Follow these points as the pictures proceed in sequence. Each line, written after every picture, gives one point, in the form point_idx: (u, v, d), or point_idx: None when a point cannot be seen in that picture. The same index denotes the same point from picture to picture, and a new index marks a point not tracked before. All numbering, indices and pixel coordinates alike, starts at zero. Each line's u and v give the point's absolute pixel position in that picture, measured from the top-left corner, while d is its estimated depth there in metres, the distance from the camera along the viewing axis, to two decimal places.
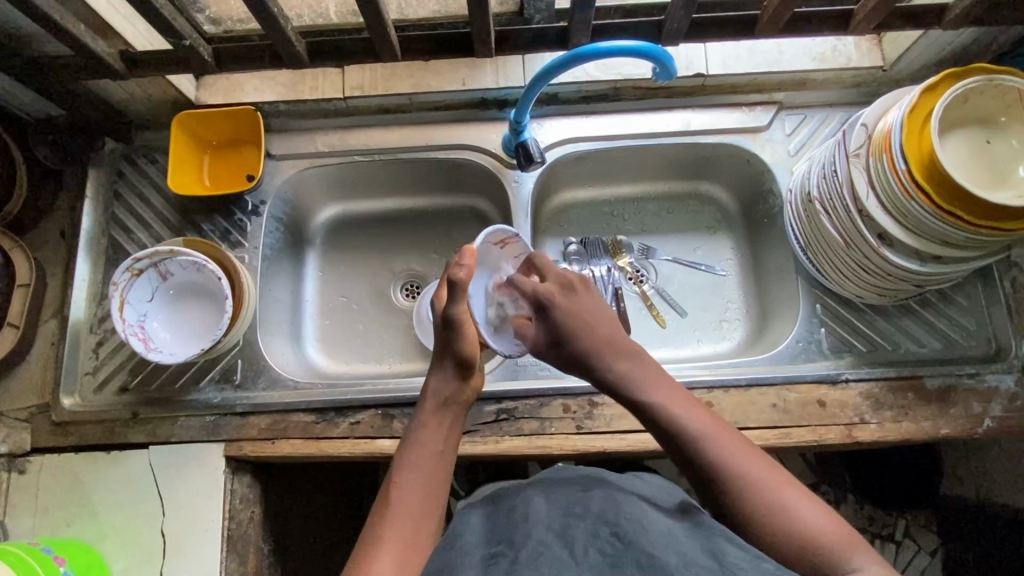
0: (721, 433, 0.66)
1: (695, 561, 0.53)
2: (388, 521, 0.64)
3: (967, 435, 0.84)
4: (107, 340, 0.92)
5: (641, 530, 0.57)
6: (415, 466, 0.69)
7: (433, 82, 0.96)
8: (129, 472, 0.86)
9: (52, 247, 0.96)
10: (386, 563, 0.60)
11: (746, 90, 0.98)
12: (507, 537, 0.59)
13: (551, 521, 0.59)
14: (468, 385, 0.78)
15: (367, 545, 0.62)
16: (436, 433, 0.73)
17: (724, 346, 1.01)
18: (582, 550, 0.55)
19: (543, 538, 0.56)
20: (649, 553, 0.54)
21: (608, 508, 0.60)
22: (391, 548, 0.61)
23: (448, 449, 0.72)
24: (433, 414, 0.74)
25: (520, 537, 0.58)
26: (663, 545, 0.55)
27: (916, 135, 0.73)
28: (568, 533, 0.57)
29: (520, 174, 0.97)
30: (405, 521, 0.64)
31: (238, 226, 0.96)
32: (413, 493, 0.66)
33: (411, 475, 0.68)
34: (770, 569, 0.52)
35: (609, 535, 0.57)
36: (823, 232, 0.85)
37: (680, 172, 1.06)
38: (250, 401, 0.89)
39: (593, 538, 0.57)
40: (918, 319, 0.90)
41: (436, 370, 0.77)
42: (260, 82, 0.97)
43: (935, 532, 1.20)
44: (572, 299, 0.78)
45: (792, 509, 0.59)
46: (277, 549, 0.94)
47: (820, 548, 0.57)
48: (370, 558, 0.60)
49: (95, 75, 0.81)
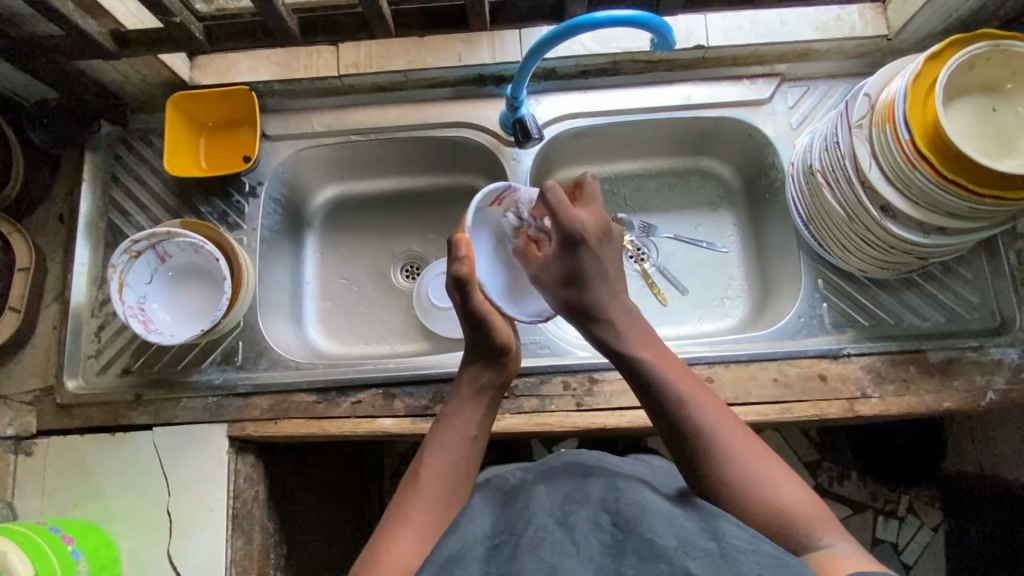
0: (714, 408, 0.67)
1: (695, 542, 0.53)
2: (413, 504, 0.65)
3: (969, 407, 0.84)
4: (109, 323, 0.92)
5: (640, 512, 0.56)
6: (445, 452, 0.70)
7: (429, 59, 0.94)
8: (133, 453, 0.87)
9: (51, 232, 0.95)
10: (408, 546, 0.62)
11: (748, 62, 0.96)
12: (509, 526, 0.59)
13: (551, 508, 0.59)
14: (503, 372, 0.78)
15: (390, 525, 0.64)
16: (469, 418, 0.74)
17: (725, 323, 1.00)
18: (583, 537, 0.55)
19: (543, 524, 0.56)
20: (650, 536, 0.53)
21: (608, 494, 0.60)
22: (412, 531, 0.63)
23: (480, 437, 0.73)
24: (469, 401, 0.75)
25: (521, 525, 0.58)
26: (663, 526, 0.55)
27: (920, 102, 0.72)
28: (568, 520, 0.57)
29: (518, 151, 0.96)
30: (429, 501, 0.66)
31: (236, 208, 0.96)
32: (442, 476, 0.68)
33: (441, 460, 0.69)
34: (769, 549, 0.53)
35: (610, 522, 0.56)
36: (825, 205, 0.84)
37: (681, 147, 1.04)
38: (252, 382, 0.89)
39: (594, 525, 0.56)
40: (921, 292, 0.89)
41: (468, 357, 0.78)
42: (254, 61, 0.96)
43: (938, 508, 1.21)
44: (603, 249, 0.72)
45: (768, 484, 0.62)
46: (282, 528, 0.95)
47: (794, 527, 0.59)
48: (393, 535, 0.62)
49: (85, 57, 0.80)
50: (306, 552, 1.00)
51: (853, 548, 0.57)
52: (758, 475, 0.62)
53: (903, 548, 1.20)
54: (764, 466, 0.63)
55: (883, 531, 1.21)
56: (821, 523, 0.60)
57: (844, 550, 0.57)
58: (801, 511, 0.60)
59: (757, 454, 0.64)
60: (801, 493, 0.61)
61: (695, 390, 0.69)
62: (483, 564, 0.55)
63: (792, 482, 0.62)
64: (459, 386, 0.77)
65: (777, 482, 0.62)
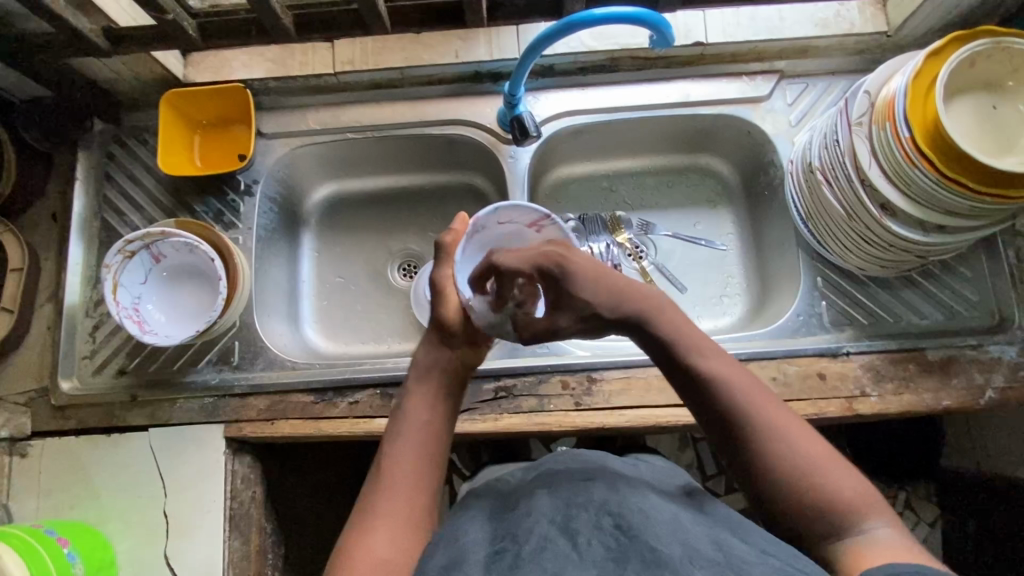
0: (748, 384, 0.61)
1: (700, 552, 0.53)
2: (379, 499, 0.63)
3: (969, 405, 0.84)
4: (104, 324, 0.91)
5: (645, 518, 0.56)
6: (403, 440, 0.67)
7: (426, 56, 0.93)
8: (129, 454, 0.86)
9: (44, 231, 0.94)
10: (379, 542, 0.59)
11: (747, 58, 0.96)
12: (511, 532, 0.59)
13: (554, 514, 0.58)
14: (460, 351, 0.74)
15: (360, 522, 0.62)
16: (424, 404, 0.70)
17: (724, 322, 1.00)
18: (585, 544, 0.54)
19: (546, 533, 0.56)
20: (655, 543, 0.53)
21: (611, 498, 0.59)
22: (382, 527, 0.61)
23: (436, 420, 0.70)
24: (420, 385, 0.71)
25: (524, 533, 0.57)
26: (668, 533, 0.55)
27: (920, 100, 0.71)
28: (571, 527, 0.56)
29: (516, 149, 0.95)
30: (395, 493, 0.63)
31: (231, 207, 0.95)
32: (402, 466, 0.65)
33: (400, 449, 0.66)
34: (777, 560, 0.52)
35: (612, 526, 0.56)
36: (825, 203, 0.84)
37: (680, 144, 1.04)
38: (248, 382, 0.89)
39: (596, 529, 0.56)
40: (920, 290, 0.89)
41: (424, 340, 0.75)
42: (249, 58, 0.94)
43: (935, 504, 1.21)
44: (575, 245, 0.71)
45: (813, 468, 0.57)
46: (280, 528, 0.95)
47: (843, 512, 0.55)
48: (363, 532, 0.60)
49: (77, 54, 0.79)
50: (304, 551, 1.00)
51: (893, 536, 0.54)
52: (803, 457, 0.57)
53: None
54: (810, 447, 0.58)
55: None
56: (869, 507, 0.56)
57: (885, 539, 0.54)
58: (851, 497, 0.56)
59: (801, 434, 0.59)
60: (849, 477, 0.57)
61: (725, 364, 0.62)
62: (484, 569, 0.55)
63: (839, 464, 0.57)
64: (412, 371, 0.73)
65: (823, 465, 0.57)
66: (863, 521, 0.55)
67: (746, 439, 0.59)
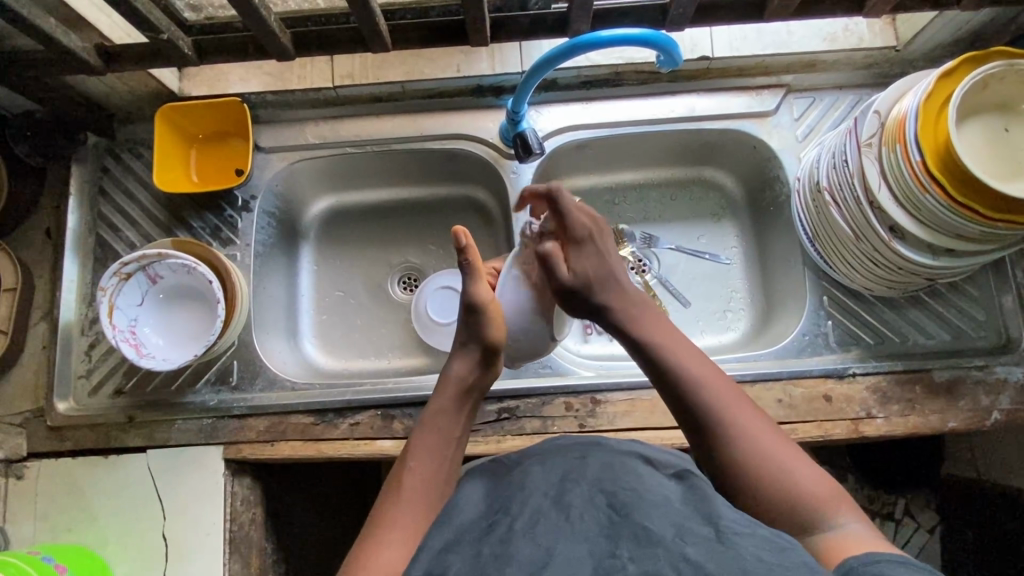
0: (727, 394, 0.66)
1: (691, 529, 0.51)
2: (401, 506, 0.64)
3: (974, 427, 0.83)
4: (100, 342, 0.90)
5: (637, 497, 0.55)
6: (430, 455, 0.68)
7: (427, 69, 0.92)
8: (126, 476, 0.85)
9: (37, 247, 0.93)
10: (396, 549, 0.59)
11: (753, 73, 0.94)
12: (504, 505, 0.59)
13: (547, 489, 0.58)
14: (489, 373, 0.76)
15: (377, 528, 0.62)
16: (453, 418, 0.72)
17: (727, 337, 0.99)
18: (577, 517, 0.54)
19: (539, 506, 0.56)
20: (646, 522, 0.52)
21: (605, 476, 0.59)
22: (402, 535, 0.61)
23: (463, 440, 0.72)
24: (451, 402, 0.73)
25: (517, 505, 0.57)
26: (659, 512, 0.53)
27: (932, 123, 0.70)
28: (563, 501, 0.56)
29: (518, 165, 0.94)
30: (415, 506, 0.64)
31: (229, 223, 0.93)
32: (427, 480, 0.66)
33: (427, 462, 0.68)
34: (766, 533, 0.50)
35: (606, 503, 0.55)
36: (832, 224, 0.83)
37: (684, 157, 1.02)
38: (247, 404, 0.87)
39: (590, 506, 0.55)
40: (926, 310, 0.88)
41: (459, 356, 0.75)
42: (245, 71, 0.93)
43: (934, 509, 1.21)
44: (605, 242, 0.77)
45: (780, 470, 0.60)
46: (280, 546, 0.94)
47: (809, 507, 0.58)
48: (381, 540, 0.60)
49: (66, 71, 0.77)
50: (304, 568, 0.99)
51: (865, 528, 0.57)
52: (767, 451, 0.62)
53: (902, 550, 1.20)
54: (780, 453, 0.62)
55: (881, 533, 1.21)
56: (839, 501, 0.59)
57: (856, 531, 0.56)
58: (812, 490, 0.59)
59: (779, 443, 0.63)
60: (819, 477, 0.60)
61: (707, 375, 0.67)
62: (476, 545, 0.55)
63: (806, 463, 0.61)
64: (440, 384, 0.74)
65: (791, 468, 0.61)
66: (835, 516, 0.58)
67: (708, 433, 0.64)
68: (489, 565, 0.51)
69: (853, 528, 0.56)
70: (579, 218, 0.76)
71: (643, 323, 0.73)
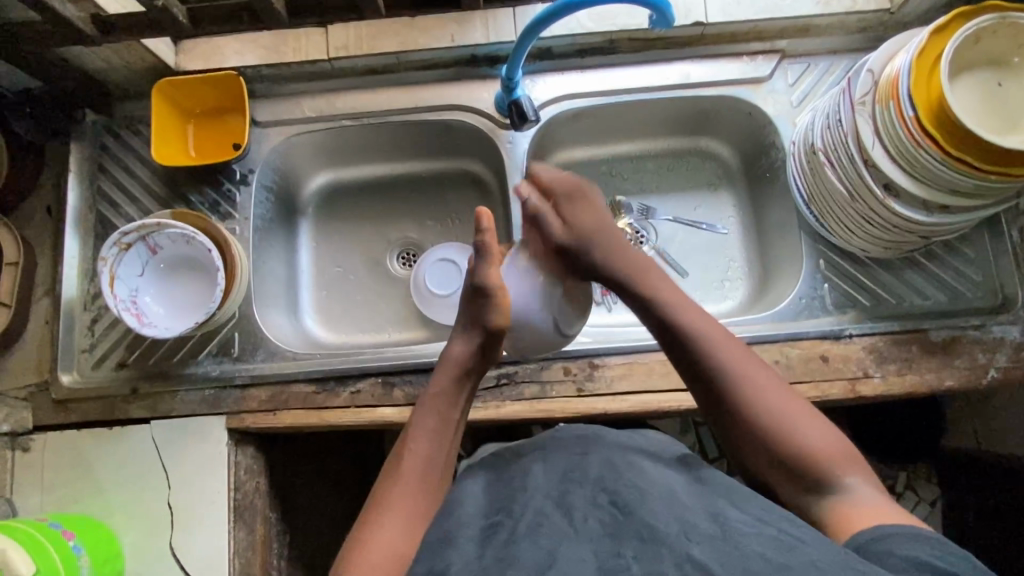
0: (738, 355, 0.66)
1: (695, 525, 0.53)
2: (397, 489, 0.65)
3: (970, 386, 0.84)
4: (102, 316, 0.91)
5: (640, 493, 0.57)
6: (427, 440, 0.69)
7: (421, 40, 0.92)
8: (131, 447, 0.86)
9: (39, 224, 0.93)
10: (396, 532, 0.61)
11: (747, 38, 0.94)
12: (506, 506, 0.61)
13: (550, 490, 0.60)
14: (488, 357, 0.76)
15: (376, 511, 0.63)
16: (451, 401, 0.72)
17: (725, 306, 1.00)
18: (581, 521, 0.56)
19: (542, 509, 0.58)
20: (650, 520, 0.53)
21: (606, 473, 0.61)
22: (400, 518, 0.63)
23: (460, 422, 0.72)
24: (450, 386, 0.72)
25: (519, 507, 0.59)
26: (663, 507, 0.55)
27: (924, 78, 0.70)
28: (566, 503, 0.58)
29: (514, 134, 0.94)
30: (410, 489, 0.65)
31: (227, 197, 0.94)
32: (425, 465, 0.67)
33: (425, 445, 0.68)
34: (773, 531, 0.52)
35: (608, 502, 0.57)
36: (827, 184, 0.83)
37: (680, 127, 1.02)
38: (250, 373, 0.88)
39: (593, 506, 0.57)
40: (922, 271, 0.88)
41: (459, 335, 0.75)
42: (241, 45, 0.93)
43: (936, 483, 1.22)
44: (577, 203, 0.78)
45: (791, 427, 0.62)
46: (284, 517, 0.95)
47: (816, 465, 0.60)
48: (379, 523, 0.62)
49: (64, 42, 0.77)
50: (307, 541, 1.00)
51: (874, 491, 0.58)
52: (783, 415, 0.62)
53: None
54: (791, 412, 0.63)
55: None
56: (848, 463, 0.60)
57: (864, 493, 0.58)
58: (817, 446, 0.60)
59: (790, 402, 0.63)
60: (829, 435, 0.61)
61: (715, 335, 0.68)
62: (478, 545, 0.56)
63: (813, 421, 0.62)
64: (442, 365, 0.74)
65: (802, 426, 0.62)
66: (844, 477, 0.59)
67: (720, 395, 0.65)
68: (493, 568, 0.52)
69: (861, 492, 0.58)
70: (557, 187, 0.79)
71: (658, 282, 0.74)
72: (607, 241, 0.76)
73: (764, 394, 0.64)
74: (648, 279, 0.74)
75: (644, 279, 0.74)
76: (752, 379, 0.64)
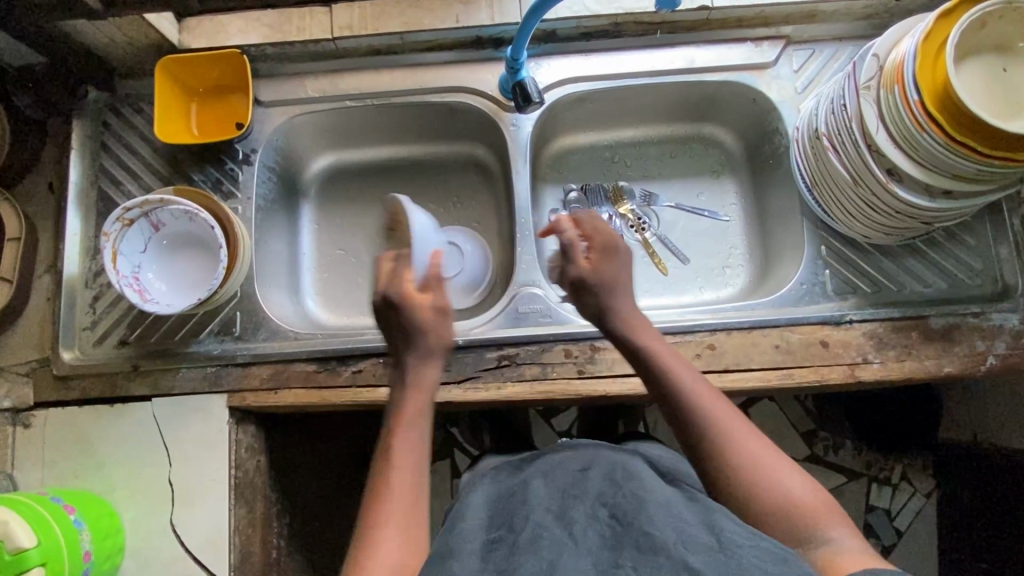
0: (722, 409, 0.65)
1: (693, 536, 0.54)
2: (380, 517, 0.60)
3: (969, 373, 0.84)
4: (104, 294, 0.91)
5: (638, 504, 0.58)
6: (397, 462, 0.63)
7: (426, 20, 0.91)
8: (132, 424, 0.86)
9: (40, 201, 0.93)
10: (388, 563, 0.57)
11: (753, 24, 0.94)
12: (506, 522, 0.61)
13: (550, 504, 0.61)
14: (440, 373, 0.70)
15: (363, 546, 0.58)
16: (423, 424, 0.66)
17: (726, 293, 1.00)
18: (581, 530, 0.57)
19: (542, 521, 0.58)
20: (648, 528, 0.55)
21: (605, 488, 0.62)
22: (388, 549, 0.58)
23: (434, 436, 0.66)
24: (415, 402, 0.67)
25: (521, 521, 0.59)
26: (661, 518, 0.56)
27: (930, 63, 0.70)
28: (567, 516, 0.58)
29: (518, 117, 0.94)
30: (399, 514, 0.60)
31: (230, 175, 0.93)
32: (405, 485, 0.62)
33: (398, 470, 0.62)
34: (768, 542, 0.53)
35: (608, 515, 0.58)
36: (830, 168, 0.83)
37: (684, 113, 1.02)
38: (251, 352, 0.88)
39: (593, 519, 0.58)
40: (923, 259, 0.89)
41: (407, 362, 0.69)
42: (245, 23, 0.93)
43: (931, 475, 1.24)
44: (616, 265, 0.74)
45: (771, 485, 0.61)
46: (286, 496, 0.96)
47: (799, 518, 0.60)
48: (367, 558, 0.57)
49: (67, 16, 0.76)
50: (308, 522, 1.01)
51: (856, 542, 0.58)
52: (761, 472, 0.62)
53: (897, 513, 1.23)
54: (766, 461, 0.63)
55: (877, 498, 1.24)
56: (829, 515, 0.60)
57: (849, 545, 0.57)
58: (801, 501, 0.60)
59: (767, 455, 0.63)
60: (806, 487, 0.61)
61: (704, 394, 0.66)
62: (481, 557, 0.56)
63: (787, 467, 0.63)
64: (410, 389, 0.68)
65: (780, 482, 0.61)
66: (827, 528, 0.59)
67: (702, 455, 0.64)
68: None
69: (845, 542, 0.58)
70: (604, 236, 0.76)
71: (641, 332, 0.72)
72: (626, 301, 0.74)
73: (742, 450, 0.63)
74: (636, 330, 0.72)
75: (632, 329, 0.72)
76: (728, 431, 0.64)
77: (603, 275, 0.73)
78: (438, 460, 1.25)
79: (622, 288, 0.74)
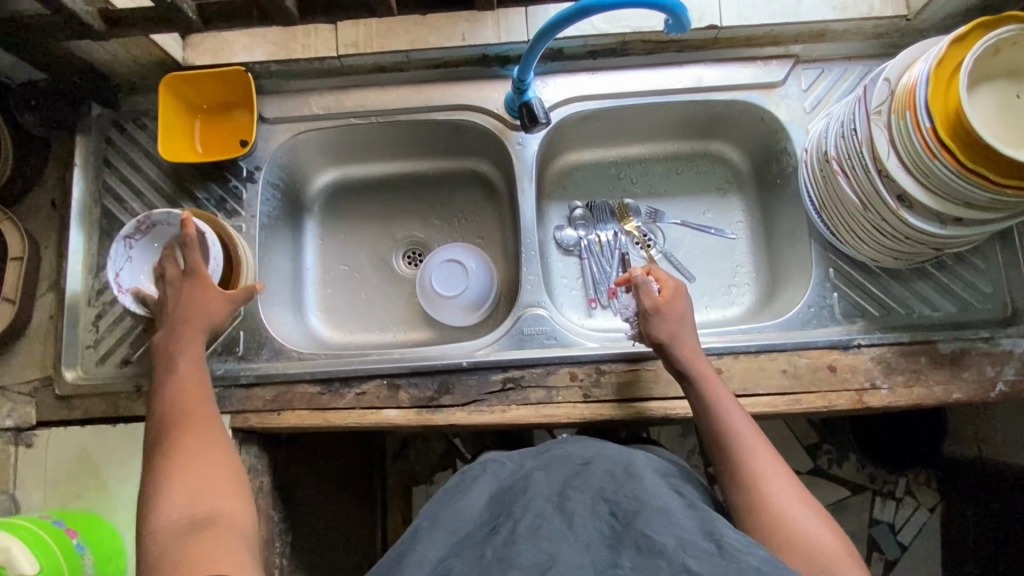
0: (759, 447, 0.70)
1: (693, 541, 0.53)
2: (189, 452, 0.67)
3: (978, 399, 0.83)
4: (107, 312, 0.90)
5: (640, 505, 0.58)
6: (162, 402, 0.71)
7: (432, 38, 0.91)
8: (134, 445, 0.86)
9: (43, 218, 0.93)
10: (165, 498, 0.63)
11: (762, 42, 0.93)
12: (506, 508, 0.61)
13: (550, 494, 0.61)
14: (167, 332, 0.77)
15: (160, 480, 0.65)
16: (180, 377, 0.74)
17: (732, 312, 0.99)
18: (580, 523, 0.57)
19: (542, 511, 0.58)
20: (647, 531, 0.54)
21: (607, 483, 0.61)
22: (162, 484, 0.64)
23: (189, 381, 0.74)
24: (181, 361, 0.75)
25: (519, 508, 0.59)
26: (662, 523, 0.55)
27: (943, 89, 0.69)
28: (566, 506, 0.58)
29: (523, 136, 0.93)
30: (200, 450, 0.68)
31: (234, 194, 0.93)
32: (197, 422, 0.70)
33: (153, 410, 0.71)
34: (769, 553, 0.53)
35: (608, 512, 0.58)
36: (839, 192, 0.82)
37: (691, 130, 1.02)
38: (254, 373, 0.88)
39: (593, 513, 0.58)
40: (932, 282, 0.88)
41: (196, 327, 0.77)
42: (250, 40, 0.92)
43: (934, 487, 1.22)
44: (677, 305, 0.79)
45: (795, 524, 0.63)
46: (288, 515, 0.95)
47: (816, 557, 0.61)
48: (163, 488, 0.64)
49: (70, 37, 0.76)
50: (309, 539, 1.00)
51: None
52: (786, 509, 0.65)
53: (901, 528, 1.22)
54: (791, 501, 0.65)
55: (881, 511, 1.23)
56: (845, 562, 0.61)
57: None
58: (821, 543, 0.62)
59: (795, 497, 0.66)
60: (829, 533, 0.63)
61: (745, 428, 0.71)
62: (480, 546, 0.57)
63: (813, 513, 0.65)
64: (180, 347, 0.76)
65: (805, 523, 0.64)
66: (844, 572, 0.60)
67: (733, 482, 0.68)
68: (493, 568, 0.53)
69: None
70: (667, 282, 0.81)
71: (698, 362, 0.77)
72: (687, 339, 0.78)
73: (772, 486, 0.66)
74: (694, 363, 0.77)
75: (690, 357, 0.77)
76: (761, 467, 0.68)
77: (664, 313, 0.79)
78: (439, 472, 1.25)
79: (684, 329, 0.79)
